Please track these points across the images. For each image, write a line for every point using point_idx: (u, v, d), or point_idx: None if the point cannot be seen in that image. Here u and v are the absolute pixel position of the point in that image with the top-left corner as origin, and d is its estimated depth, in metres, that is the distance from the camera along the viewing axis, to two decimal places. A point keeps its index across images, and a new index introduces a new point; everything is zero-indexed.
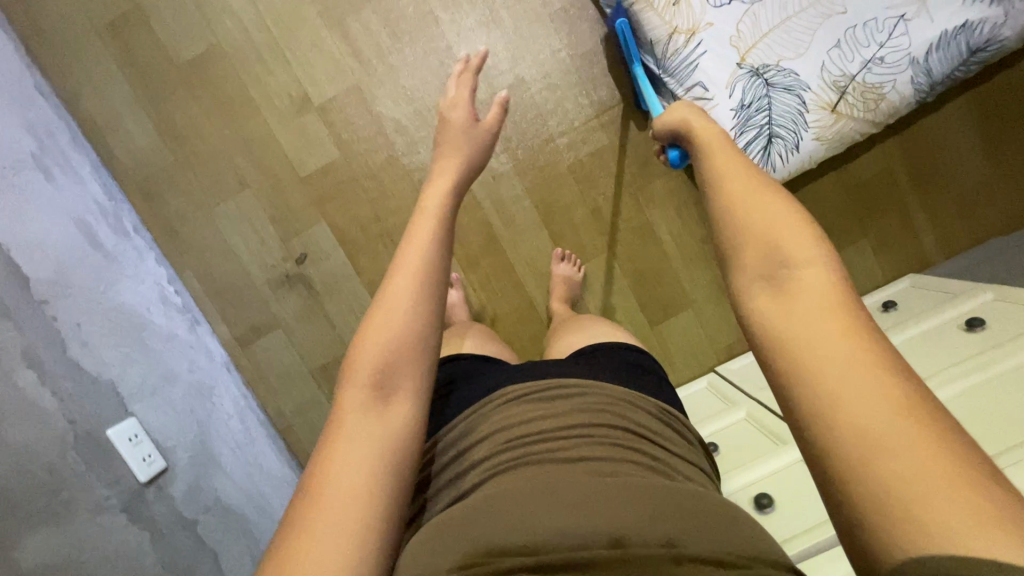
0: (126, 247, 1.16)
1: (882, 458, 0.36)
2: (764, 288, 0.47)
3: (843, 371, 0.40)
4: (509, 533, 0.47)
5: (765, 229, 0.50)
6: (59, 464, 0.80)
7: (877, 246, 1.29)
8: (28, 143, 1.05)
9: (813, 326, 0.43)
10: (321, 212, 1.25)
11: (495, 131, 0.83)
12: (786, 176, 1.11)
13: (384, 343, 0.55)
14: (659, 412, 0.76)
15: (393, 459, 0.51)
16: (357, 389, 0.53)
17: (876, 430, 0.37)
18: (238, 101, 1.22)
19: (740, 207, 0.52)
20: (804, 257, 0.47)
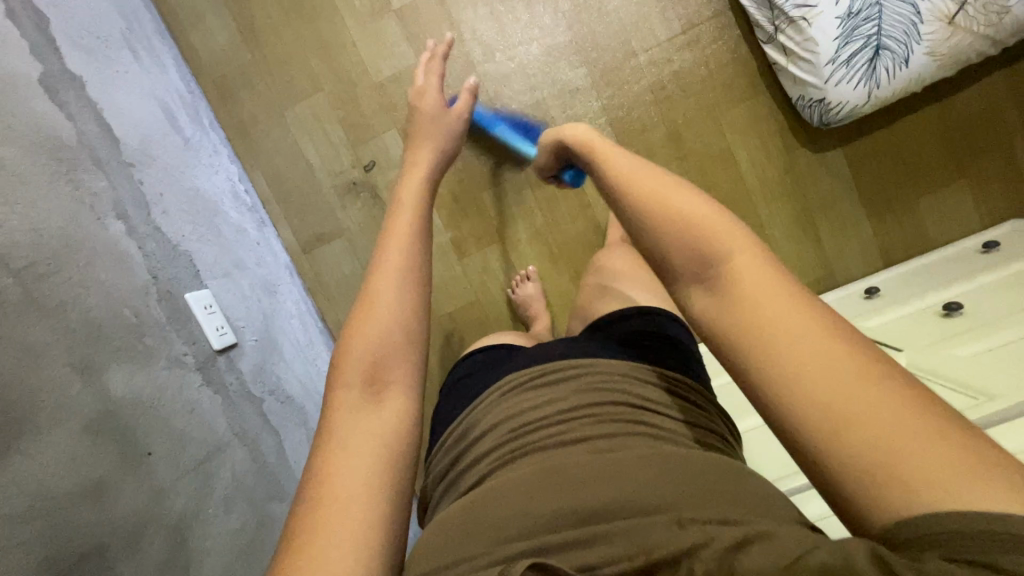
0: (203, 138, 1.17)
1: (864, 436, 0.36)
2: (699, 290, 0.46)
3: (814, 354, 0.39)
4: (505, 522, 0.50)
5: (696, 224, 0.47)
6: (144, 312, 0.80)
7: (976, 189, 1.20)
8: (118, 22, 1.06)
9: (769, 316, 0.41)
10: (393, 119, 1.24)
11: (462, 123, 0.91)
12: (891, 95, 1.05)
13: (368, 346, 0.58)
14: (662, 378, 0.74)
15: (389, 453, 0.53)
16: (343, 392, 0.56)
17: (857, 411, 0.37)
18: (316, 2, 1.21)
19: (656, 200, 0.49)
20: (730, 248, 0.45)
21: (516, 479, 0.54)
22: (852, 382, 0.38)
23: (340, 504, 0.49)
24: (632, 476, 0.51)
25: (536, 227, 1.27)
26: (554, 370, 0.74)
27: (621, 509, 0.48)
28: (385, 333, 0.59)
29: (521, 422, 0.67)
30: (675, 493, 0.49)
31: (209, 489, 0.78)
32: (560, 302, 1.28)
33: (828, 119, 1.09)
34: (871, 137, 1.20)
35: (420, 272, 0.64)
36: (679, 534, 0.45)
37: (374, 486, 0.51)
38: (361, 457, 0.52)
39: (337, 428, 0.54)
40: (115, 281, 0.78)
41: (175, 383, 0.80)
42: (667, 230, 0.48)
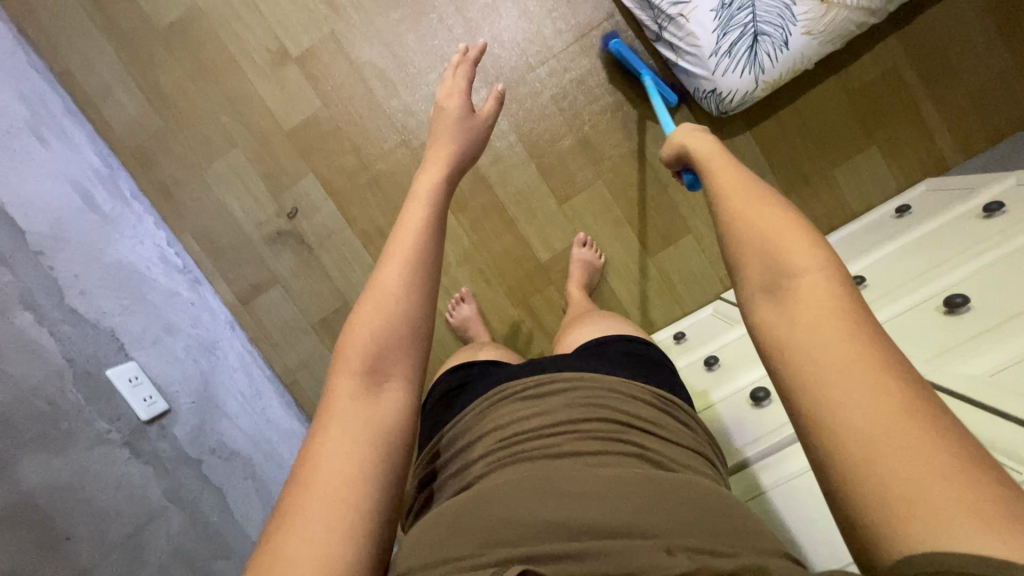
0: (124, 210, 1.20)
1: (886, 459, 0.38)
2: (765, 299, 0.48)
3: (848, 375, 0.41)
4: (509, 529, 0.51)
5: (776, 233, 0.50)
6: (60, 397, 0.83)
7: (889, 155, 1.21)
8: (22, 111, 1.09)
9: (817, 334, 0.44)
10: (308, 164, 1.26)
11: (489, 126, 0.88)
12: (779, 78, 1.06)
13: (376, 331, 0.58)
14: (657, 400, 0.77)
15: (386, 452, 0.52)
16: (347, 378, 0.55)
17: (879, 431, 0.39)
18: (217, 61, 1.24)
19: (739, 215, 0.53)
20: (804, 263, 0.47)
21: (514, 488, 0.55)
22: (889, 416, 0.39)
23: (331, 499, 0.47)
24: (632, 499, 0.53)
25: (465, 249, 1.29)
26: (559, 380, 0.75)
27: (622, 527, 0.50)
28: (390, 324, 0.58)
29: (523, 426, 0.68)
30: (667, 518, 0.52)
31: (142, 560, 0.82)
32: (501, 318, 1.30)
33: (724, 107, 1.11)
34: (777, 116, 1.21)
35: (430, 268, 0.63)
36: (668, 559, 0.47)
37: (367, 484, 0.49)
38: (355, 450, 0.50)
39: (333, 415, 0.53)
40: (25, 372, 0.80)
41: (96, 463, 0.82)
42: (750, 237, 0.51)
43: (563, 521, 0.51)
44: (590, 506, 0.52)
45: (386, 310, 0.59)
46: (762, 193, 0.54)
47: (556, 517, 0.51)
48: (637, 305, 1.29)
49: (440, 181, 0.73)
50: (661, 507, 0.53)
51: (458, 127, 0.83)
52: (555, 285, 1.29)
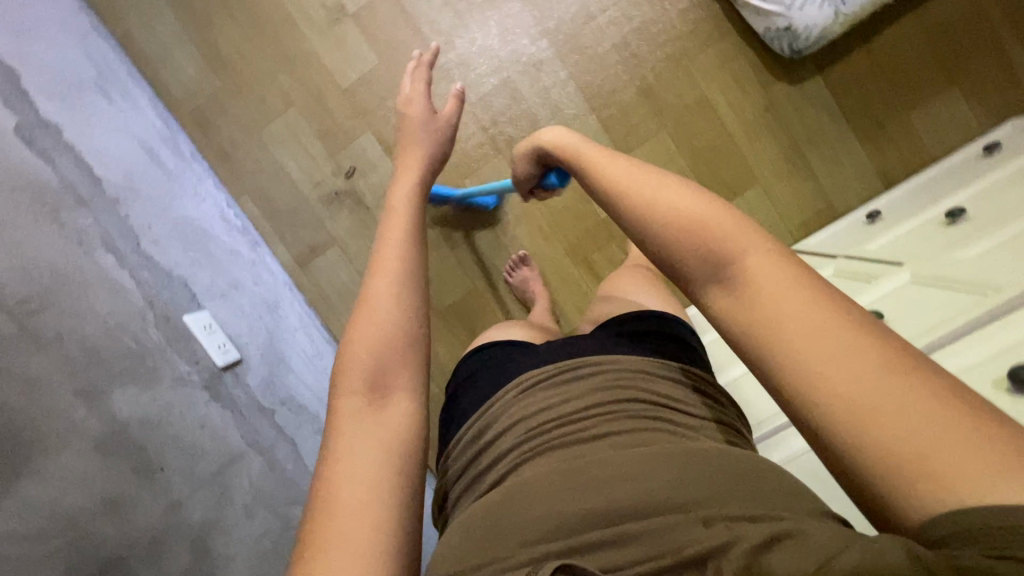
0: (186, 170, 1.20)
1: (883, 430, 0.36)
2: (720, 289, 0.45)
3: (823, 353, 0.39)
4: (535, 527, 0.49)
5: (705, 219, 0.46)
6: (142, 335, 0.83)
7: (968, 96, 1.15)
8: (89, 69, 1.10)
9: (782, 314, 0.41)
10: (365, 122, 1.25)
11: (454, 130, 0.83)
12: (857, 12, 1.03)
13: (370, 345, 0.55)
14: (685, 378, 0.72)
15: (397, 461, 0.51)
16: (350, 396, 0.53)
17: (871, 402, 0.37)
18: (275, 19, 1.24)
19: (651, 209, 0.49)
20: (747, 243, 0.45)
21: (541, 481, 0.52)
22: (871, 383, 0.37)
23: (348, 516, 0.46)
24: (662, 475, 0.50)
25: (523, 206, 1.26)
26: (566, 366, 0.70)
27: (652, 512, 0.47)
28: (385, 333, 0.56)
29: (538, 418, 0.64)
30: (702, 490, 0.48)
31: (227, 500, 0.82)
32: (559, 278, 1.27)
33: (798, 47, 1.07)
34: (851, 59, 1.17)
35: (414, 268, 0.60)
36: (707, 532, 0.44)
37: (385, 499, 0.48)
38: (369, 466, 0.49)
39: (341, 438, 0.51)
40: (109, 309, 0.81)
41: (181, 401, 0.82)
42: (677, 234, 0.47)
43: (588, 515, 0.48)
44: (616, 492, 0.49)
45: (376, 323, 0.56)
46: (671, 180, 0.50)
47: (581, 512, 0.48)
48: None
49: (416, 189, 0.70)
50: (692, 477, 0.49)
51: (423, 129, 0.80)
52: (616, 242, 1.26)
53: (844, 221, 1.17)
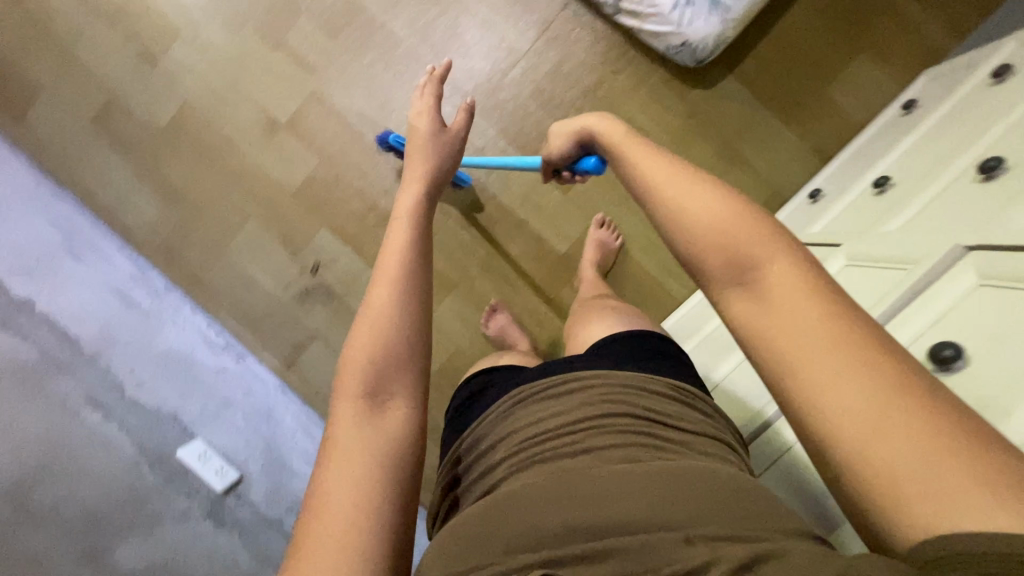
0: (163, 304, 1.26)
1: (884, 448, 0.35)
2: (741, 293, 0.43)
3: (832, 365, 0.38)
4: (527, 533, 0.49)
5: (733, 226, 0.44)
6: (139, 484, 0.91)
7: (879, 59, 1.19)
8: (55, 236, 1.18)
9: (793, 324, 0.40)
10: (319, 219, 1.31)
11: (460, 140, 0.85)
12: (745, 13, 1.08)
13: (373, 349, 0.55)
14: (671, 390, 0.73)
15: (389, 471, 0.50)
16: (349, 400, 0.53)
17: (872, 416, 0.36)
18: (216, 145, 1.31)
19: (675, 206, 0.47)
20: (769, 250, 0.43)
21: (528, 492, 0.52)
22: (864, 411, 0.36)
23: (337, 520, 0.46)
24: (647, 491, 0.50)
25: (484, 261, 1.30)
26: (573, 379, 0.72)
27: (642, 526, 0.47)
28: (388, 342, 0.56)
29: (539, 428, 0.65)
30: (688, 509, 0.48)
31: None
32: (535, 320, 1.30)
33: (699, 56, 1.12)
34: (757, 52, 1.20)
35: (417, 278, 0.60)
36: (687, 553, 0.44)
37: (374, 513, 0.48)
38: (361, 474, 0.49)
39: (337, 441, 0.51)
40: (103, 465, 0.89)
41: (184, 538, 0.91)
42: (696, 226, 0.45)
43: (580, 520, 0.48)
44: (610, 504, 0.49)
45: (378, 326, 0.56)
46: (697, 186, 0.47)
47: (574, 517, 0.49)
48: (666, 273, 1.28)
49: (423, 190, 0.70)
50: (679, 495, 0.49)
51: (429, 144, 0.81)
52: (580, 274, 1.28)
53: (789, 206, 1.19)
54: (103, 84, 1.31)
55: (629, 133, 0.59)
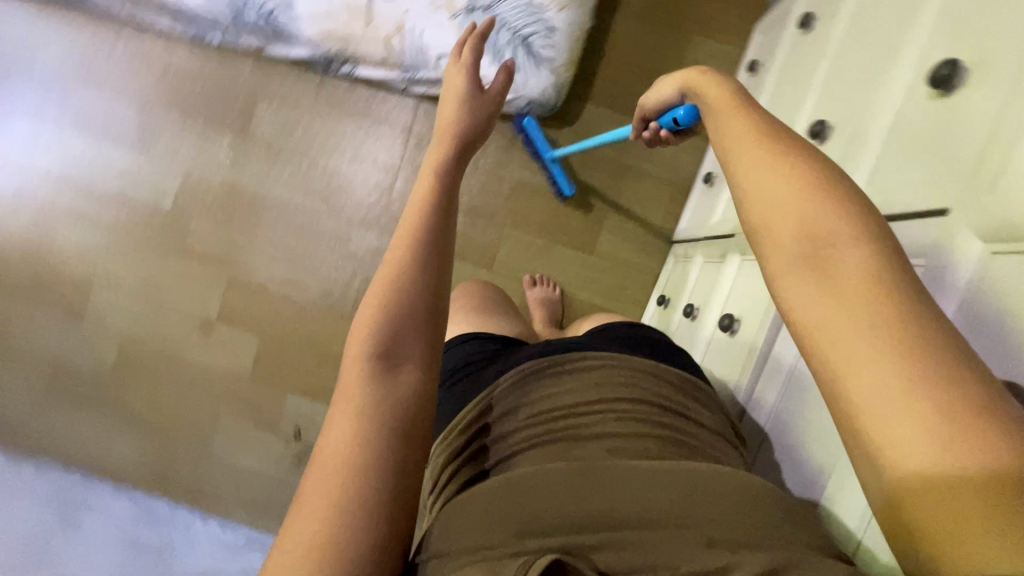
0: (174, 530, 1.25)
1: (910, 462, 0.34)
2: (805, 268, 0.40)
3: (872, 367, 0.35)
4: (564, 515, 0.47)
5: (807, 216, 0.40)
6: None
7: (712, 33, 1.24)
8: (48, 513, 1.16)
9: (850, 320, 0.37)
10: (283, 388, 1.34)
11: (501, 102, 0.64)
12: (568, 55, 1.13)
13: (392, 306, 0.48)
14: (681, 382, 0.75)
15: (395, 444, 0.43)
16: (359, 358, 0.46)
17: (901, 422, 0.34)
18: (165, 363, 1.35)
19: (749, 181, 0.43)
20: (847, 236, 0.39)
21: (554, 475, 0.50)
22: (891, 400, 0.34)
23: (332, 479, 0.41)
24: (669, 489, 0.50)
25: None
26: (597, 358, 0.73)
27: (665, 516, 0.48)
28: (410, 304, 0.49)
29: (557, 400, 0.66)
30: (708, 507, 0.49)
31: None
32: None
33: (548, 107, 1.17)
34: (600, 72, 1.26)
35: (439, 247, 0.51)
36: (708, 555, 0.46)
37: (372, 490, 0.41)
38: (367, 440, 0.43)
39: (343, 391, 0.45)
40: None
41: None
42: (759, 206, 0.42)
43: (621, 507, 0.48)
44: (644, 493, 0.49)
45: (397, 282, 0.49)
46: (767, 136, 0.44)
47: (616, 500, 0.49)
48: (614, 298, 1.30)
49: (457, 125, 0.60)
50: (704, 498, 0.50)
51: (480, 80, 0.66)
52: None
53: (693, 194, 1.24)
54: (45, 353, 1.37)
55: (722, 90, 0.51)
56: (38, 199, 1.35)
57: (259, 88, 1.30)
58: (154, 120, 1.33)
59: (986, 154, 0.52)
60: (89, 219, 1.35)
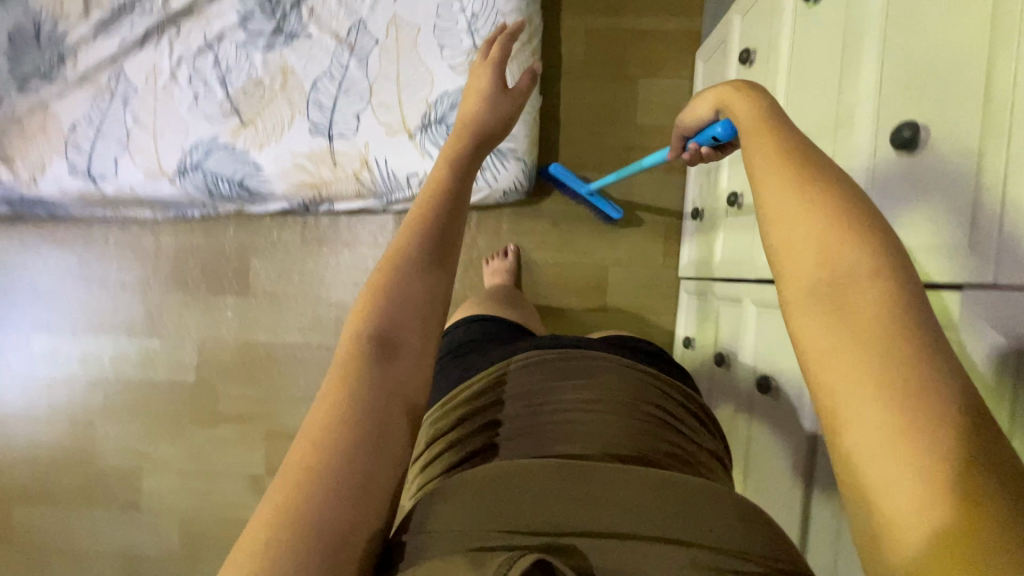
0: None
1: (892, 538, 0.27)
2: (821, 303, 0.32)
3: (862, 406, 0.29)
4: (578, 513, 0.40)
5: (836, 262, 0.32)
6: None
7: (656, 72, 1.26)
8: None
9: (856, 355, 0.30)
10: None
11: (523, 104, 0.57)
12: (529, 140, 1.15)
13: (397, 282, 0.41)
14: (684, 404, 0.67)
15: (385, 441, 0.35)
16: (353, 336, 0.39)
17: (884, 477, 0.28)
18: (227, 531, 1.36)
19: (767, 209, 0.35)
20: (868, 269, 0.32)
21: (566, 468, 0.43)
22: (900, 460, 0.27)
23: (310, 467, 0.33)
24: (675, 506, 0.42)
25: None
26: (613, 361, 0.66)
27: (673, 528, 0.41)
28: (415, 281, 0.42)
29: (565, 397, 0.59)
30: (719, 523, 0.42)
31: None
32: None
33: (522, 191, 1.18)
34: (561, 139, 1.28)
35: (451, 230, 0.45)
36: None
37: (352, 490, 0.33)
38: (350, 432, 0.34)
39: (332, 373, 0.37)
40: None
41: None
42: (779, 234, 0.35)
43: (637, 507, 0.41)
44: (657, 495, 0.42)
45: (403, 256, 0.42)
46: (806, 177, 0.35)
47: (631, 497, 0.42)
48: None
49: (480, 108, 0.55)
50: (713, 517, 0.42)
51: None
52: None
53: (686, 227, 1.25)
54: (114, 551, 1.39)
55: (747, 102, 0.42)
56: (70, 408, 1.39)
57: (248, 247, 1.35)
58: (158, 305, 1.37)
59: (989, 116, 0.49)
60: (122, 412, 1.38)
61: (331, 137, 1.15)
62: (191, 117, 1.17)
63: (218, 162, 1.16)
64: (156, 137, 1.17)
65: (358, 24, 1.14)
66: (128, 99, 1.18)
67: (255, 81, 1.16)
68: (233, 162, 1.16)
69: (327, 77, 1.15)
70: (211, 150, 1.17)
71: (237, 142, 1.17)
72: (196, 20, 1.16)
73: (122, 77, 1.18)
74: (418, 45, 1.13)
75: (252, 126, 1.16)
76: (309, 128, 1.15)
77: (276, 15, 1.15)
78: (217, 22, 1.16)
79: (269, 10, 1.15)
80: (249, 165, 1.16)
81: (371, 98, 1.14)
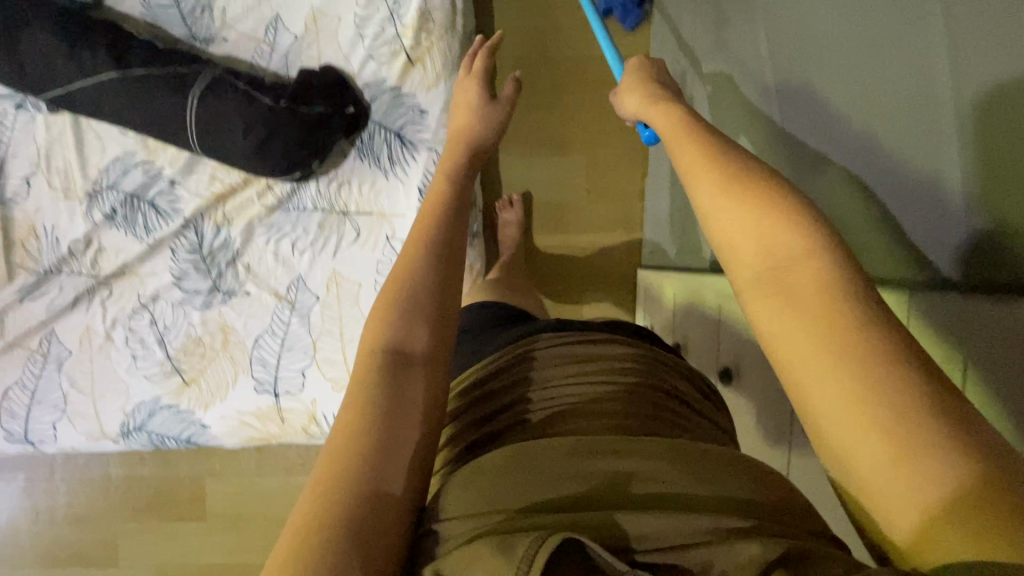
0: None
1: (853, 440, 0.40)
2: (765, 275, 0.47)
3: (813, 354, 0.43)
4: (571, 486, 0.46)
5: (781, 249, 0.46)
6: None
7: (599, 260, 1.34)
8: None
9: (793, 324, 0.44)
10: None
11: (511, 110, 0.78)
12: None
13: (410, 292, 0.53)
14: (687, 368, 0.66)
15: (411, 431, 0.46)
16: (379, 348, 0.50)
17: (844, 393, 0.41)
18: None
19: (711, 202, 0.50)
20: (789, 243, 0.46)
21: (567, 452, 0.48)
22: (846, 384, 0.41)
23: (355, 447, 0.44)
24: (673, 469, 0.47)
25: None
26: (621, 338, 0.66)
27: (660, 495, 0.45)
28: (424, 291, 0.53)
29: (565, 369, 0.60)
30: (712, 480, 0.47)
31: None
32: None
33: None
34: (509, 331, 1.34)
35: (447, 246, 0.57)
36: (709, 533, 0.42)
37: (387, 466, 0.43)
38: (382, 418, 0.46)
39: (363, 373, 0.49)
40: None
41: None
42: (721, 224, 0.49)
43: (631, 478, 0.46)
44: (643, 461, 0.47)
45: (413, 274, 0.54)
46: (715, 151, 0.51)
47: (620, 468, 0.47)
48: None
49: (462, 149, 0.71)
50: (702, 470, 0.47)
51: (473, 109, 0.75)
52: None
53: None
54: None
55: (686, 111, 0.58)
56: None
57: (204, 472, 1.32)
58: (107, 535, 1.33)
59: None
60: None
61: (277, 394, 1.18)
62: (131, 378, 1.18)
63: (161, 423, 1.19)
64: (96, 403, 1.18)
65: (297, 280, 1.17)
66: (62, 362, 1.18)
67: (194, 341, 1.18)
68: (177, 424, 1.19)
69: (269, 333, 1.18)
70: (154, 410, 1.18)
71: (181, 402, 1.19)
72: (127, 281, 1.17)
73: (54, 339, 1.17)
74: (361, 301, 1.18)
75: (195, 385, 1.18)
76: (254, 386, 1.18)
77: (211, 273, 1.17)
78: (151, 282, 1.17)
79: (204, 269, 1.16)
80: (194, 425, 1.19)
81: (315, 354, 1.18)
